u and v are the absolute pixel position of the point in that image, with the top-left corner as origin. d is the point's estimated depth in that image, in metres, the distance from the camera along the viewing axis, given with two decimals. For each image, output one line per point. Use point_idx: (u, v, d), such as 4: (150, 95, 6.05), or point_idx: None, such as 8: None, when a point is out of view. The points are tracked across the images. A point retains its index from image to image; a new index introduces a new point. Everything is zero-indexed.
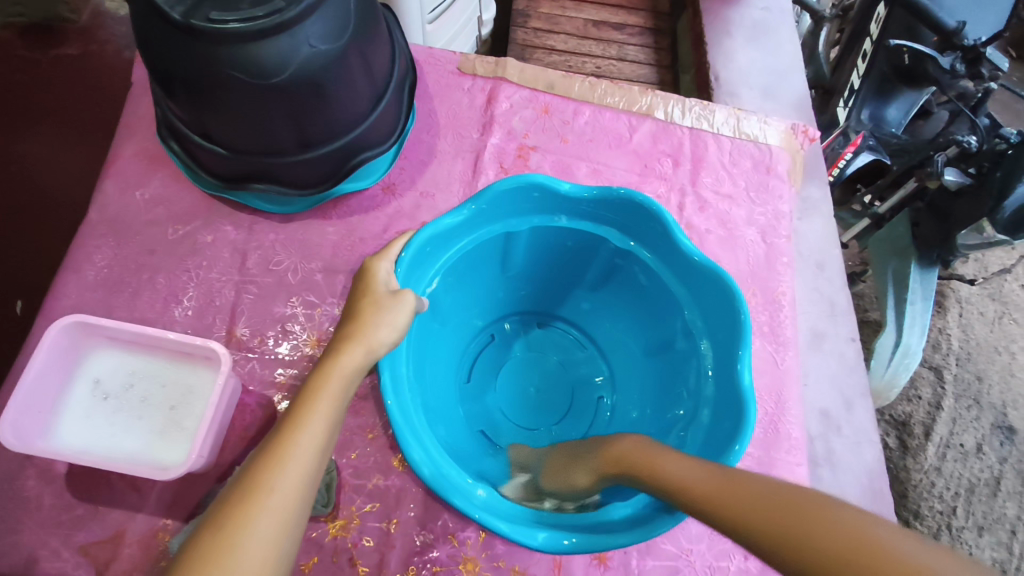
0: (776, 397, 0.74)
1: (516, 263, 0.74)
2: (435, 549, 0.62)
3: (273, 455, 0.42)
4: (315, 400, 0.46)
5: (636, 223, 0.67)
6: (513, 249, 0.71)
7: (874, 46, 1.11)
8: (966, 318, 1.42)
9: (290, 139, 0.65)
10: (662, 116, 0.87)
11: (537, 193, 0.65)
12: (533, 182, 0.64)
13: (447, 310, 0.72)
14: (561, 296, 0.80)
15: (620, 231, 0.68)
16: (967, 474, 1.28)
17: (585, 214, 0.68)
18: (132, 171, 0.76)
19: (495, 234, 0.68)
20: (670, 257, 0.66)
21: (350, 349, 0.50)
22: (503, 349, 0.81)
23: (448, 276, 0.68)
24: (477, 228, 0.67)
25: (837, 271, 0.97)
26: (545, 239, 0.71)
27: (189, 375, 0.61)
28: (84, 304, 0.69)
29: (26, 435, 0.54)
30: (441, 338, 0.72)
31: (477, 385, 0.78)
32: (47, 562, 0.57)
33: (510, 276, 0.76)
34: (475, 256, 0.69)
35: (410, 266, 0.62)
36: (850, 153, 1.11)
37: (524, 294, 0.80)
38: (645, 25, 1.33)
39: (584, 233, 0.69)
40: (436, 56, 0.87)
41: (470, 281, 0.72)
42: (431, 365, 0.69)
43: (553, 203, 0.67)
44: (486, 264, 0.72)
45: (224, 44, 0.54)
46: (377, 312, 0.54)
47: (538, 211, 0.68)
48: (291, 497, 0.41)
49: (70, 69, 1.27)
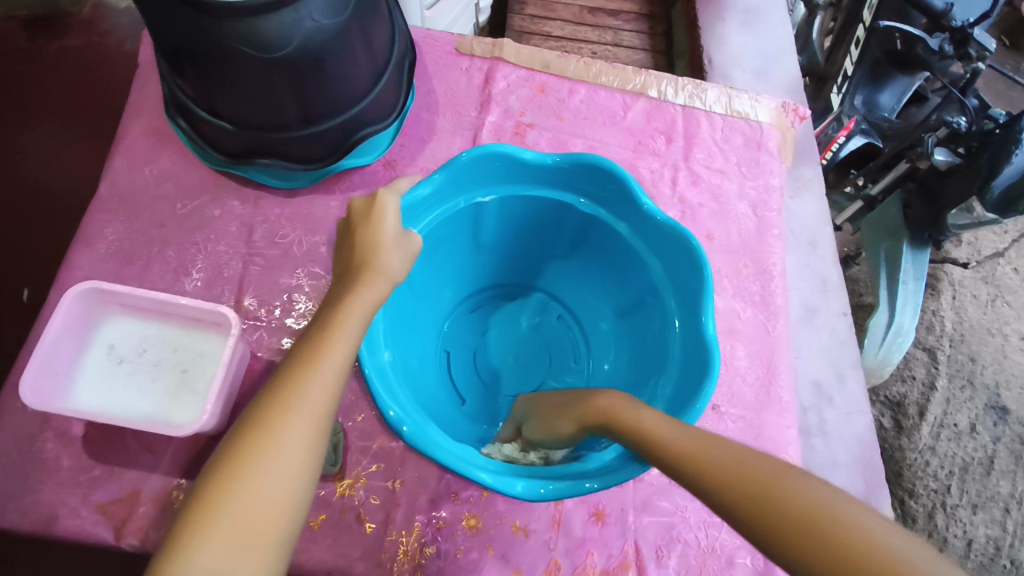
0: (767, 362, 0.76)
1: (541, 232, 0.77)
2: (439, 507, 0.64)
3: (301, 369, 0.43)
4: (336, 328, 0.45)
5: (658, 232, 0.67)
6: (570, 223, 0.74)
7: (866, 33, 1.12)
8: (959, 300, 1.45)
9: (293, 115, 0.67)
10: (655, 94, 0.89)
11: (614, 185, 0.67)
12: (572, 158, 0.66)
13: (488, 241, 0.77)
14: (576, 283, 0.82)
15: (641, 235, 0.69)
16: (960, 453, 1.31)
17: (612, 205, 0.70)
18: (140, 149, 0.78)
19: (549, 197, 0.71)
20: (679, 276, 0.66)
21: (374, 281, 0.49)
22: (516, 310, 0.85)
23: (470, 219, 0.72)
24: (501, 185, 0.70)
25: (828, 248, 0.99)
26: (598, 232, 0.73)
27: (201, 340, 0.63)
28: (96, 276, 0.71)
29: (44, 395, 0.56)
30: (447, 271, 0.77)
31: (469, 328, 0.83)
32: (66, 520, 0.60)
33: (536, 242, 0.79)
34: (530, 210, 0.73)
35: (440, 188, 0.66)
36: (842, 137, 1.15)
37: (547, 267, 0.83)
38: (640, 11, 1.35)
39: (606, 222, 0.71)
40: (435, 38, 0.89)
41: (493, 236, 0.77)
42: (422, 296, 0.74)
43: (584, 181, 0.69)
44: (512, 224, 0.75)
45: (229, 19, 0.56)
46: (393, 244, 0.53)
47: (570, 188, 0.70)
48: (318, 412, 0.42)
49: (72, 60, 1.29)
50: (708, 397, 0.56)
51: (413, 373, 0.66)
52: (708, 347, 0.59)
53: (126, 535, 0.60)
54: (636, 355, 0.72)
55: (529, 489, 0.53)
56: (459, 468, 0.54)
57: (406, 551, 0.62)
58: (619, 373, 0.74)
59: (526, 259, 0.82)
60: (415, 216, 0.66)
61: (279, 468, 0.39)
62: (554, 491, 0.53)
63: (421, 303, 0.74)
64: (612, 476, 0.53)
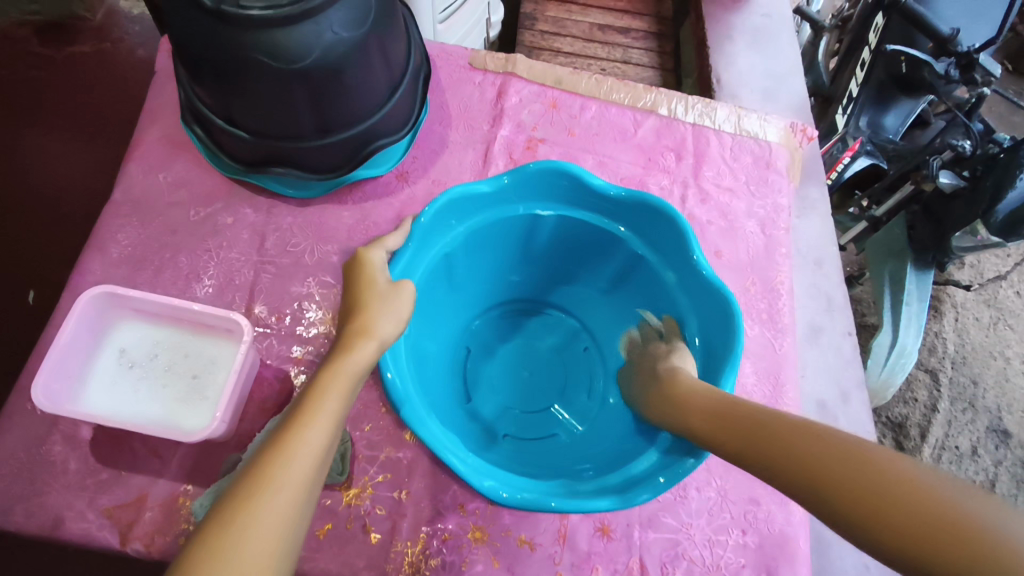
0: (774, 380, 0.76)
1: (591, 258, 0.78)
2: (445, 519, 0.64)
3: (300, 418, 0.46)
4: (328, 392, 0.49)
5: (701, 291, 0.66)
6: (618, 257, 0.75)
7: (872, 55, 1.11)
8: (962, 322, 1.45)
9: (309, 124, 0.67)
10: (665, 112, 0.90)
11: (672, 232, 0.68)
12: (637, 196, 0.68)
13: (538, 254, 0.79)
14: (608, 321, 0.81)
15: (686, 291, 0.69)
16: (962, 476, 1.30)
17: (665, 254, 0.71)
18: (155, 155, 0.78)
19: (604, 226, 0.72)
20: (712, 337, 0.65)
21: (360, 345, 0.52)
22: (546, 326, 0.85)
23: (525, 229, 0.74)
24: (564, 204, 0.72)
25: (834, 268, 1.00)
26: (647, 278, 0.73)
27: (212, 347, 0.63)
28: (108, 280, 0.71)
29: (55, 397, 0.56)
30: (488, 271, 0.79)
31: (496, 333, 0.84)
32: (73, 523, 0.59)
33: (583, 267, 0.80)
34: (583, 235, 0.75)
35: (501, 189, 0.70)
36: (847, 158, 1.16)
37: (586, 296, 0.83)
38: (649, 29, 1.37)
39: (654, 268, 0.71)
40: (448, 52, 0.90)
41: (544, 250, 0.78)
42: (460, 284, 0.77)
43: (642, 219, 0.70)
44: (566, 244, 0.77)
45: (251, 30, 0.57)
46: (384, 304, 0.56)
47: (629, 225, 0.72)
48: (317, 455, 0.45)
49: (87, 65, 1.30)
50: (700, 460, 0.55)
51: (427, 358, 0.71)
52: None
53: (132, 539, 0.59)
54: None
55: (492, 489, 0.54)
56: (436, 449, 0.55)
57: (411, 562, 0.62)
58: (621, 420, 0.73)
59: (566, 282, 0.83)
60: (470, 208, 0.69)
61: (283, 495, 0.41)
62: (517, 498, 0.53)
63: (447, 296, 0.76)
64: (585, 501, 0.53)
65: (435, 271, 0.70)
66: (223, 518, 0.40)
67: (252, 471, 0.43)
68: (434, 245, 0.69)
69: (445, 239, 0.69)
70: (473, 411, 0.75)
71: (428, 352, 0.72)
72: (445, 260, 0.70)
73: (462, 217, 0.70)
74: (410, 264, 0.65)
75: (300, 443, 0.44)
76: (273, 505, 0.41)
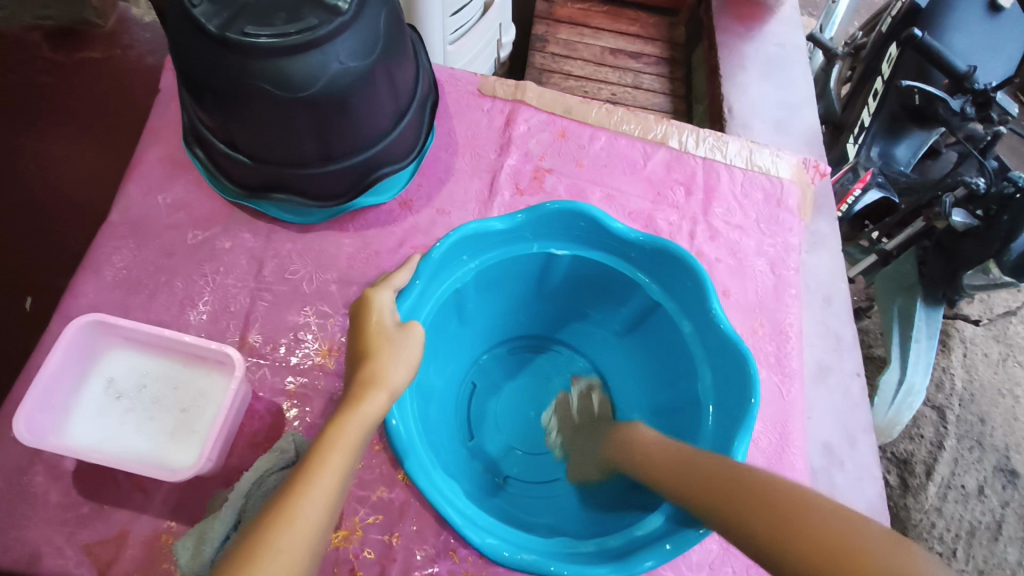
0: (780, 428, 0.74)
1: (605, 298, 0.76)
2: (435, 564, 0.62)
3: (309, 472, 0.46)
4: (334, 446, 0.48)
5: (719, 345, 0.64)
6: (633, 302, 0.73)
7: (885, 86, 1.10)
8: (970, 358, 1.42)
9: (312, 151, 0.66)
10: (676, 145, 0.89)
11: (690, 283, 0.67)
12: (658, 241, 0.66)
13: (552, 292, 0.78)
14: (620, 364, 0.80)
15: (702, 342, 0.67)
16: (967, 516, 1.27)
17: (682, 303, 0.69)
18: (155, 175, 0.77)
19: (620, 270, 0.71)
20: (728, 394, 0.63)
21: (373, 395, 0.52)
22: (555, 363, 0.83)
23: (539, 266, 0.73)
24: (581, 245, 0.71)
25: (843, 306, 0.97)
26: (662, 326, 0.71)
27: (203, 379, 0.61)
28: (101, 303, 0.70)
29: (38, 430, 0.55)
30: (501, 306, 0.78)
31: (504, 369, 0.82)
32: (49, 560, 0.58)
33: (597, 307, 0.78)
34: (599, 278, 0.73)
35: (517, 227, 0.68)
36: (858, 190, 1.10)
37: (598, 336, 0.81)
38: (661, 55, 1.35)
39: (671, 316, 0.69)
40: (458, 77, 0.89)
41: (557, 287, 0.77)
42: (471, 319, 0.75)
43: (660, 266, 0.69)
44: (580, 284, 0.76)
45: (257, 58, 0.56)
46: (395, 350, 0.56)
47: (646, 269, 0.70)
48: (319, 514, 0.45)
49: (96, 72, 1.29)
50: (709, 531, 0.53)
51: (433, 392, 0.70)
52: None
53: None
54: None
55: (493, 547, 0.54)
56: (431, 499, 0.54)
57: None
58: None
59: (577, 320, 0.81)
60: (483, 244, 0.68)
61: (281, 555, 0.42)
62: (517, 558, 0.54)
63: (456, 331, 0.74)
64: (581, 568, 0.53)
65: (444, 307, 0.68)
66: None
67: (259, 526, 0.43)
68: (444, 280, 0.67)
69: (456, 274, 0.68)
70: (476, 449, 0.74)
71: (434, 390, 0.70)
72: (455, 296, 0.69)
73: (475, 253, 0.68)
74: (417, 302, 0.64)
75: (303, 504, 0.44)
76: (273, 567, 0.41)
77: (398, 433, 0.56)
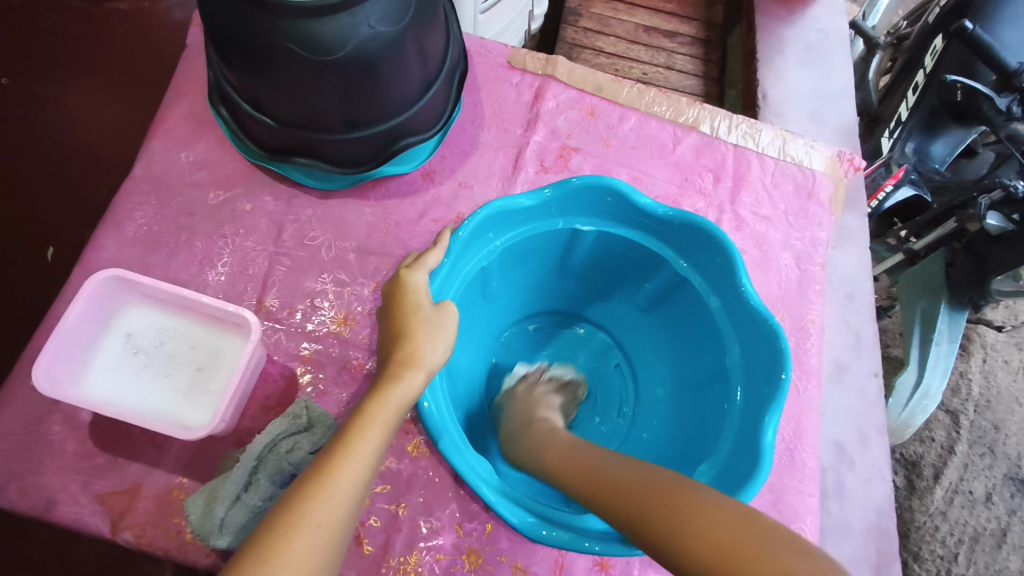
0: (795, 424, 0.73)
1: (628, 276, 0.75)
2: (440, 537, 0.62)
3: (341, 449, 0.46)
4: (372, 422, 0.49)
5: (747, 320, 0.63)
6: (659, 278, 0.72)
7: (926, 80, 1.05)
8: (989, 364, 1.38)
9: (336, 117, 0.64)
10: (707, 130, 0.86)
11: (720, 259, 0.65)
12: (685, 216, 0.65)
13: (575, 272, 0.77)
14: (645, 336, 0.79)
15: (731, 317, 0.66)
16: (972, 522, 1.26)
17: (711, 278, 0.67)
18: (179, 133, 0.77)
19: (649, 247, 0.69)
20: (757, 373, 0.62)
21: (409, 375, 0.52)
22: (578, 339, 0.84)
23: (564, 242, 0.72)
24: (609, 221, 0.69)
25: (867, 305, 0.95)
26: (688, 303, 0.70)
27: (218, 340, 0.62)
28: (121, 259, 0.70)
29: (56, 380, 0.55)
30: (525, 283, 0.77)
31: (528, 345, 0.83)
32: (65, 507, 0.59)
33: (621, 283, 0.77)
34: (625, 254, 0.72)
35: (544, 203, 0.67)
36: (890, 186, 1.08)
37: (621, 312, 0.81)
38: (696, 35, 1.31)
39: (698, 291, 0.68)
40: (487, 48, 0.87)
41: (581, 265, 0.76)
42: (495, 297, 0.75)
43: (689, 243, 0.67)
44: (604, 260, 0.74)
45: (285, 16, 0.54)
46: (431, 330, 0.55)
47: (675, 245, 0.68)
48: (356, 489, 0.45)
49: (124, 23, 1.28)
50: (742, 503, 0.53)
51: (459, 371, 0.69)
52: (758, 457, 0.55)
53: (122, 529, 0.59)
54: (681, 428, 0.69)
55: (532, 525, 0.54)
56: (468, 479, 0.54)
57: None
58: (653, 447, 0.71)
59: (600, 298, 0.81)
60: (510, 220, 0.67)
61: (319, 530, 0.42)
62: (555, 536, 0.54)
63: (482, 309, 0.74)
64: (621, 546, 0.53)
65: (471, 285, 0.68)
66: (257, 554, 0.40)
67: (288, 500, 0.44)
68: (472, 257, 0.66)
69: (482, 252, 0.67)
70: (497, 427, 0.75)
71: (461, 367, 0.70)
72: (481, 274, 0.68)
73: (501, 230, 0.67)
74: (446, 280, 0.63)
75: (339, 473, 0.45)
76: (303, 540, 0.41)
77: (430, 416, 0.56)
